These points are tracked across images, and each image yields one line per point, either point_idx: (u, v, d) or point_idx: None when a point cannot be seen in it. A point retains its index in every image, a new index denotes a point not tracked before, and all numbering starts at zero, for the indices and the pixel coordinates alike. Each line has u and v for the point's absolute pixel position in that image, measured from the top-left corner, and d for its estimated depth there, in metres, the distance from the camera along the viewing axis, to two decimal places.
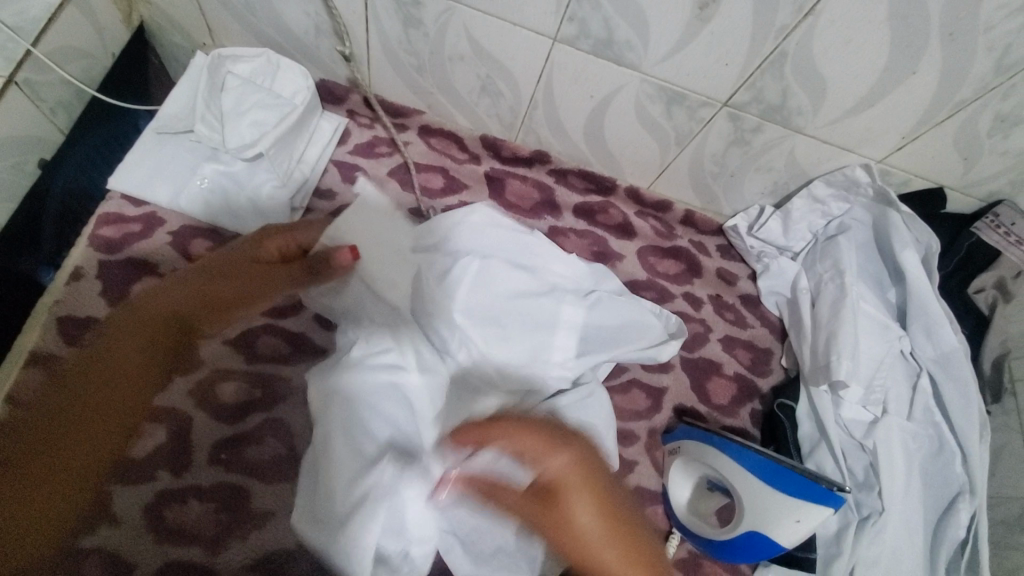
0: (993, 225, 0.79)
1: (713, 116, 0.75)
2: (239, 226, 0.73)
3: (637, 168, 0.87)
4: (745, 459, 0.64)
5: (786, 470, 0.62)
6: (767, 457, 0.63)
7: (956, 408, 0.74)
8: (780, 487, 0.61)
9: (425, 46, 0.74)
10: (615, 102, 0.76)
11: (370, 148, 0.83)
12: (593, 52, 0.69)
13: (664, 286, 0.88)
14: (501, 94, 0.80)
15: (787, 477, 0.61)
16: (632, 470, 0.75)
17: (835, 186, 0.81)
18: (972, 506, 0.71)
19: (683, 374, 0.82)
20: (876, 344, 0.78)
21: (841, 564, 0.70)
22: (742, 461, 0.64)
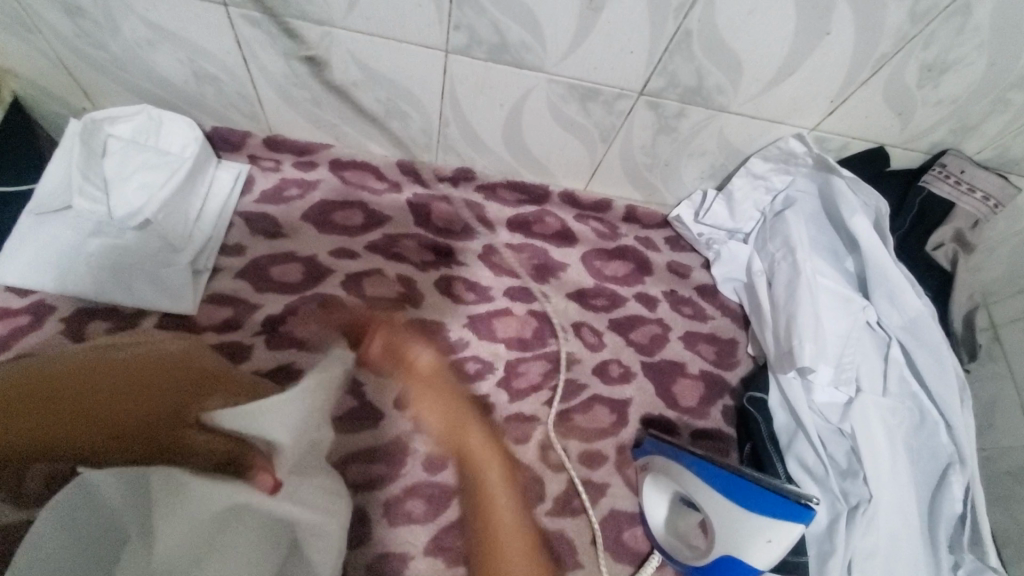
0: (942, 176, 0.75)
1: (632, 107, 0.70)
2: (137, 299, 0.67)
3: (568, 170, 0.82)
4: (711, 477, 0.58)
5: (751, 486, 0.55)
6: (731, 473, 0.56)
7: (932, 374, 0.70)
8: (744, 504, 0.55)
9: (314, 77, 0.68)
10: (526, 107, 0.71)
11: (279, 192, 0.77)
12: (490, 58, 0.64)
13: (614, 290, 0.82)
14: (408, 117, 0.74)
15: (751, 492, 0.54)
16: (604, 493, 0.70)
17: (773, 160, 0.77)
18: (964, 477, 0.66)
19: (646, 381, 0.77)
20: (840, 319, 0.74)
21: (838, 560, 0.65)
22: (708, 479, 0.58)
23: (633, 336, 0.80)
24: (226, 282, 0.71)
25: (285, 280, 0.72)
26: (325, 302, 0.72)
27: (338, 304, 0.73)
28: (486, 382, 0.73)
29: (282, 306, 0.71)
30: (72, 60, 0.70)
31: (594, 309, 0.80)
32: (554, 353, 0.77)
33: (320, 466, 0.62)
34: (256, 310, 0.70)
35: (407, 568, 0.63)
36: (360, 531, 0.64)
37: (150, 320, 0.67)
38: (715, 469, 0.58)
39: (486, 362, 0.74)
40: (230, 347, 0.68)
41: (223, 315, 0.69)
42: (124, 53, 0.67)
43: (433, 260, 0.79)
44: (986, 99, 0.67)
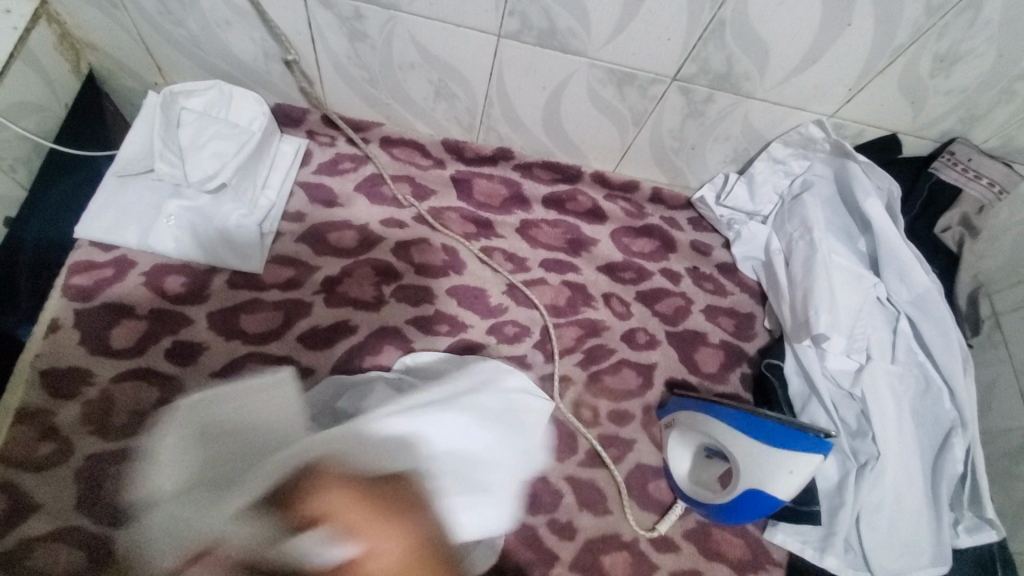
0: (950, 163, 0.81)
1: (665, 92, 0.76)
2: (209, 257, 0.73)
3: (600, 152, 0.88)
4: (736, 421, 0.64)
5: (775, 423, 0.61)
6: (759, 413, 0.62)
7: (938, 345, 0.75)
8: (768, 442, 0.61)
9: (374, 58, 0.75)
10: (567, 90, 0.77)
11: (334, 166, 0.84)
12: (537, 43, 0.70)
13: (641, 265, 0.88)
14: (456, 98, 0.80)
15: (775, 431, 0.60)
16: (631, 448, 0.76)
17: (793, 145, 0.83)
18: (965, 439, 0.72)
19: (671, 348, 0.83)
20: (853, 293, 0.80)
21: (847, 512, 0.71)
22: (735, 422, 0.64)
23: (658, 307, 0.85)
24: (288, 245, 0.77)
25: (340, 245, 0.79)
26: (378, 266, 0.78)
27: (389, 269, 0.79)
28: (523, 345, 0.79)
29: (338, 269, 0.77)
30: (152, 37, 0.76)
31: (622, 282, 0.86)
32: (585, 320, 0.82)
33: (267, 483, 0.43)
34: (315, 271, 0.76)
35: None
36: None
37: (221, 277, 0.73)
38: (742, 416, 0.64)
39: (524, 326, 0.80)
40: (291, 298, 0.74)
41: (285, 274, 0.75)
42: (203, 32, 0.73)
43: (474, 232, 0.85)
44: (994, 89, 0.72)
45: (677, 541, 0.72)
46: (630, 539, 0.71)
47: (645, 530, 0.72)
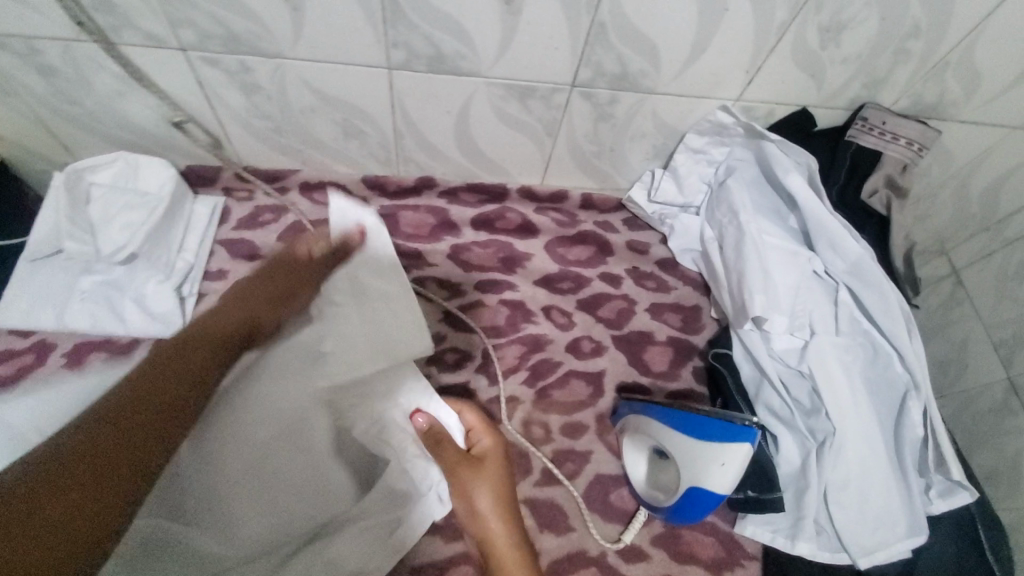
0: (866, 129, 0.81)
1: (568, 99, 0.76)
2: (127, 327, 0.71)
3: (522, 167, 0.88)
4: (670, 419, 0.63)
5: (707, 419, 0.60)
6: (692, 411, 0.62)
7: (879, 311, 0.74)
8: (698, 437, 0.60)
9: (273, 106, 0.75)
10: (471, 110, 0.77)
11: (254, 219, 0.83)
12: (429, 69, 0.70)
13: (579, 273, 0.87)
14: (366, 134, 0.80)
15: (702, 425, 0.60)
16: (588, 459, 0.74)
17: (707, 134, 0.84)
18: (921, 402, 0.70)
19: (619, 353, 0.81)
20: (789, 271, 0.79)
21: (813, 494, 0.69)
22: (671, 422, 0.63)
23: (601, 313, 0.84)
24: (213, 304, 0.76)
25: None
26: None
27: None
28: (466, 371, 0.78)
29: None
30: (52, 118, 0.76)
31: (561, 292, 0.85)
32: (528, 336, 0.81)
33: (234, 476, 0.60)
34: None
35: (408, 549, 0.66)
36: None
37: (144, 347, 0.72)
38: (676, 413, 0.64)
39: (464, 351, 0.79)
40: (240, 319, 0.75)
41: None
42: (98, 105, 0.73)
43: (404, 265, 0.84)
44: (888, 51, 0.73)
45: (646, 550, 0.69)
46: (596, 555, 0.68)
47: (611, 542, 0.69)
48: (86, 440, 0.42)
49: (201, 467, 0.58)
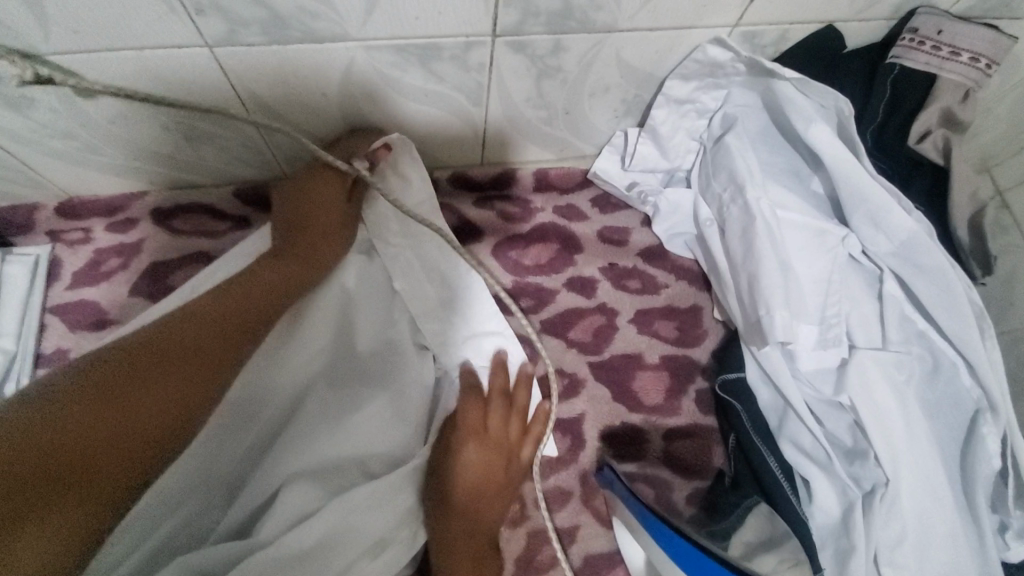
0: (915, 44, 0.58)
1: (492, 56, 0.53)
2: None
3: (450, 148, 0.66)
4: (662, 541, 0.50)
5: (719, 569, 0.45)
6: (700, 554, 0.47)
7: (939, 307, 0.55)
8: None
9: (68, 121, 0.51)
10: (357, 87, 0.54)
11: (96, 268, 0.61)
12: (271, 40, 0.46)
13: (540, 283, 0.67)
14: (219, 137, 0.57)
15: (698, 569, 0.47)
16: (573, 538, 0.58)
17: (695, 77, 0.60)
18: (999, 428, 0.53)
19: (599, 387, 0.63)
20: (815, 260, 0.59)
21: (860, 560, 0.53)
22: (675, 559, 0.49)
23: (573, 335, 0.65)
24: None
25: None
26: None
27: None
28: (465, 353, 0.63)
29: None
30: None
31: (518, 313, 0.66)
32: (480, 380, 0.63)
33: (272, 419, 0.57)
34: None
35: None
36: None
37: None
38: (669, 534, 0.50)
39: None
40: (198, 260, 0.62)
41: None
42: None
43: None
44: None
45: None
46: None
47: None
48: (128, 370, 0.43)
49: (258, 385, 0.57)
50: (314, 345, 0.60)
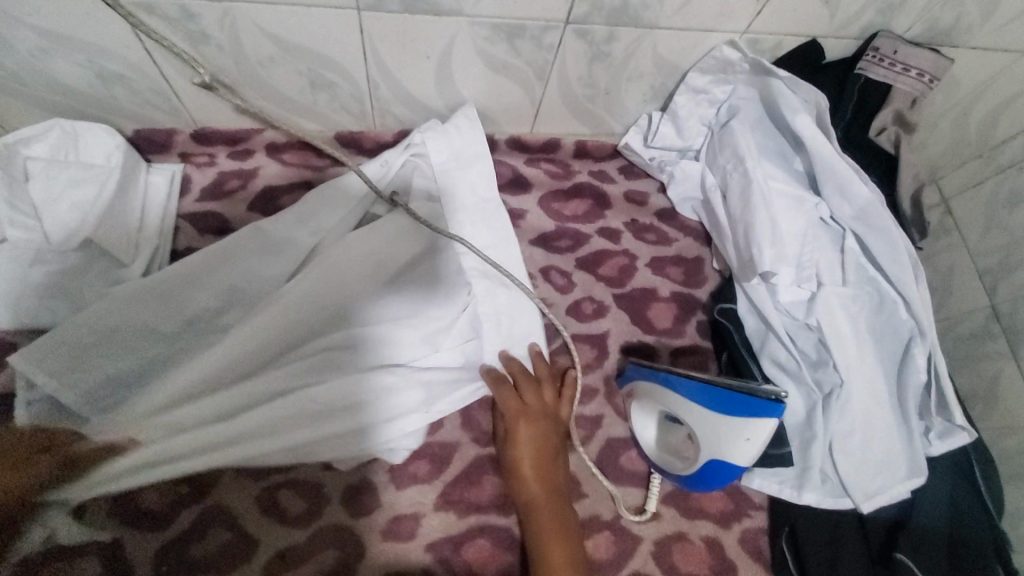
0: (877, 60, 0.76)
1: (561, 38, 0.68)
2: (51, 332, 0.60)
3: (511, 114, 0.81)
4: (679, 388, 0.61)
5: (729, 392, 0.56)
6: (709, 384, 0.57)
7: (886, 257, 0.72)
8: (710, 407, 0.57)
9: (228, 60, 0.65)
10: (453, 56, 0.69)
11: (218, 187, 0.75)
12: (404, 10, 0.61)
13: (576, 229, 0.83)
14: (336, 86, 0.71)
15: (714, 396, 0.57)
16: (600, 425, 0.73)
17: (710, 72, 0.77)
18: (926, 348, 0.70)
19: (621, 312, 0.78)
20: (795, 218, 0.76)
21: (819, 445, 0.69)
22: (692, 397, 0.59)
23: (602, 271, 0.80)
24: None
25: None
26: None
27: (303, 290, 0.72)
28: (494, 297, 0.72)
29: None
30: None
31: (558, 251, 0.81)
32: None
33: (330, 299, 0.67)
34: None
35: (420, 527, 0.64)
36: (369, 500, 0.65)
37: None
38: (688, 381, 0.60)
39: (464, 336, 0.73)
40: (301, 188, 0.76)
41: None
42: (17, 67, 0.63)
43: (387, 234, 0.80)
44: None
45: (657, 510, 0.70)
46: (612, 518, 0.68)
47: (634, 513, 0.69)
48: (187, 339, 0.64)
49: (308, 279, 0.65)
50: (365, 245, 0.69)
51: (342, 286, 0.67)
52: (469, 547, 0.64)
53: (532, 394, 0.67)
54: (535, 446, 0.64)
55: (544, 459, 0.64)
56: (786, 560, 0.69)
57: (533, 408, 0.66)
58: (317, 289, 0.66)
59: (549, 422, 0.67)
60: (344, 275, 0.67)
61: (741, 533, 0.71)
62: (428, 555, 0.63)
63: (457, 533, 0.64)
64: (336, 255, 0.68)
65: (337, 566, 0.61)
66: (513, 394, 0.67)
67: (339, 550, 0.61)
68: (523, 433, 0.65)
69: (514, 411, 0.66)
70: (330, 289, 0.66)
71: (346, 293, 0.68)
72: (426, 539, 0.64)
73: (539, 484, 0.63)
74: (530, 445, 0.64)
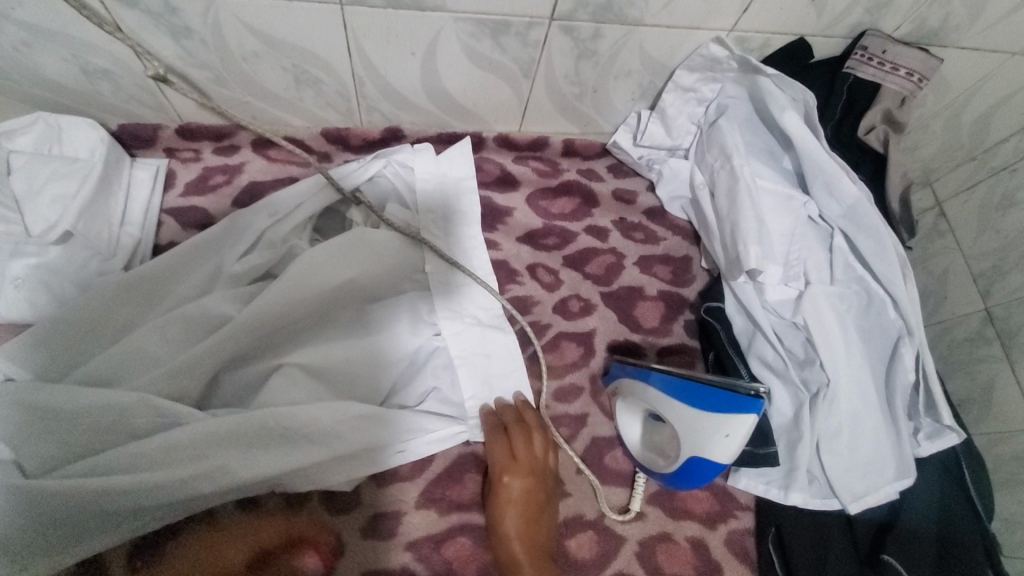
0: (865, 59, 0.76)
1: (546, 35, 0.68)
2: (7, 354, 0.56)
3: (498, 113, 0.81)
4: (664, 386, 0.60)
5: (708, 389, 0.56)
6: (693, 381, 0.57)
7: (874, 256, 0.71)
8: (692, 403, 0.57)
9: (212, 55, 0.65)
10: (438, 52, 0.69)
11: (203, 182, 0.75)
12: (387, 5, 0.61)
13: (564, 227, 0.82)
14: (321, 82, 0.71)
15: (697, 393, 0.57)
16: (584, 423, 0.72)
17: (698, 70, 0.77)
18: (914, 348, 0.69)
19: (607, 310, 0.78)
20: (783, 217, 0.75)
21: (805, 445, 0.68)
22: (675, 394, 0.59)
23: (589, 269, 0.80)
24: None
25: None
26: None
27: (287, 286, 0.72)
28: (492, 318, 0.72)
29: None
30: None
31: (545, 249, 0.80)
32: (512, 298, 0.77)
33: (290, 325, 0.64)
34: None
35: (400, 526, 0.64)
36: (350, 498, 0.64)
37: None
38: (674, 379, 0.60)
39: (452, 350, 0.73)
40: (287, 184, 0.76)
41: None
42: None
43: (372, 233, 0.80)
44: None
45: (641, 509, 0.69)
46: (595, 518, 0.67)
47: (617, 512, 0.68)
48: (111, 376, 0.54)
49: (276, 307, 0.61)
50: (334, 270, 0.65)
51: (308, 311, 0.64)
52: (449, 546, 0.63)
53: (519, 446, 0.64)
54: (519, 503, 0.61)
55: (528, 516, 0.61)
56: (773, 562, 0.68)
57: (519, 460, 0.63)
58: (283, 316, 0.62)
59: (538, 475, 0.63)
60: (310, 303, 0.64)
61: (726, 533, 0.70)
62: (408, 553, 0.62)
63: (438, 532, 0.64)
64: (301, 286, 0.62)
65: (315, 563, 0.60)
66: (503, 446, 0.64)
67: (318, 547, 0.60)
68: (509, 488, 0.62)
69: (498, 465, 0.63)
70: (294, 315, 0.63)
71: (310, 317, 0.65)
72: (406, 537, 0.63)
73: (522, 546, 0.59)
74: (513, 502, 0.61)
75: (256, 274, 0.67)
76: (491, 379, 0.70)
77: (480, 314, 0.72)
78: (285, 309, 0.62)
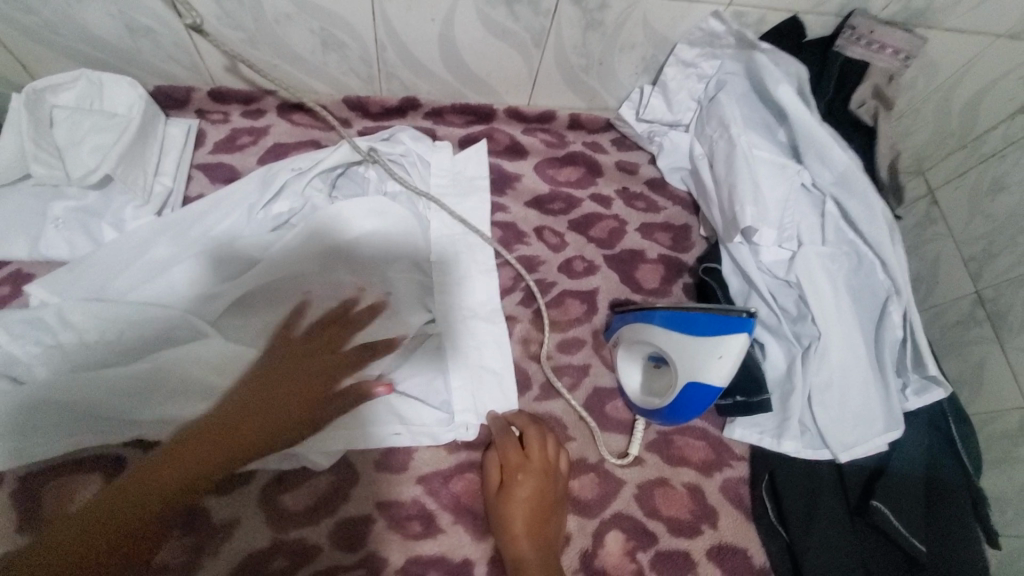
0: (853, 39, 0.81)
1: (557, 4, 0.73)
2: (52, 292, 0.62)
3: (509, 85, 0.86)
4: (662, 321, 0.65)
5: (701, 315, 0.62)
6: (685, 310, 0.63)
7: (863, 219, 0.75)
8: (688, 331, 0.62)
9: (246, 16, 0.70)
10: (456, 19, 0.73)
11: (231, 142, 0.80)
12: None
13: (570, 194, 0.87)
14: (345, 47, 0.76)
15: (692, 320, 0.62)
16: (587, 373, 0.75)
17: (698, 45, 0.82)
18: (901, 306, 0.73)
19: (610, 271, 0.82)
20: (778, 183, 0.79)
21: (798, 396, 0.71)
22: (671, 326, 0.64)
23: (592, 233, 0.84)
24: None
25: None
26: None
27: None
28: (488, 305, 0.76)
29: None
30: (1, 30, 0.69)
31: (551, 213, 0.85)
32: (521, 257, 0.81)
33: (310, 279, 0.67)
34: None
35: (412, 460, 0.67)
36: None
37: None
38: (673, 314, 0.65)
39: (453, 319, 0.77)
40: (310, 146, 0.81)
41: None
42: (52, 14, 0.67)
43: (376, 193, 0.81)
44: None
45: (640, 455, 0.72)
46: (597, 461, 0.70)
47: (617, 457, 0.71)
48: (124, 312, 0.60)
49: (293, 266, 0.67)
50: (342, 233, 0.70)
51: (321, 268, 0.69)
52: (458, 480, 0.66)
53: (535, 430, 0.66)
54: (531, 478, 0.62)
55: (538, 493, 0.62)
56: (766, 506, 0.71)
57: (535, 442, 0.65)
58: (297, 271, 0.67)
59: (552, 458, 0.65)
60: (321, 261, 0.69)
61: (722, 481, 0.73)
62: (418, 487, 0.65)
63: (447, 466, 0.67)
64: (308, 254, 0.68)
65: (330, 492, 0.63)
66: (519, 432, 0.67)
67: (333, 478, 0.64)
68: (522, 462, 0.63)
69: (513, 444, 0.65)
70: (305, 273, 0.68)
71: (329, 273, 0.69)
72: (417, 471, 0.66)
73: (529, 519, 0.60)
74: (528, 474, 0.62)
75: (279, 222, 0.72)
76: (483, 370, 0.72)
77: (476, 306, 0.76)
78: (301, 266, 0.67)
